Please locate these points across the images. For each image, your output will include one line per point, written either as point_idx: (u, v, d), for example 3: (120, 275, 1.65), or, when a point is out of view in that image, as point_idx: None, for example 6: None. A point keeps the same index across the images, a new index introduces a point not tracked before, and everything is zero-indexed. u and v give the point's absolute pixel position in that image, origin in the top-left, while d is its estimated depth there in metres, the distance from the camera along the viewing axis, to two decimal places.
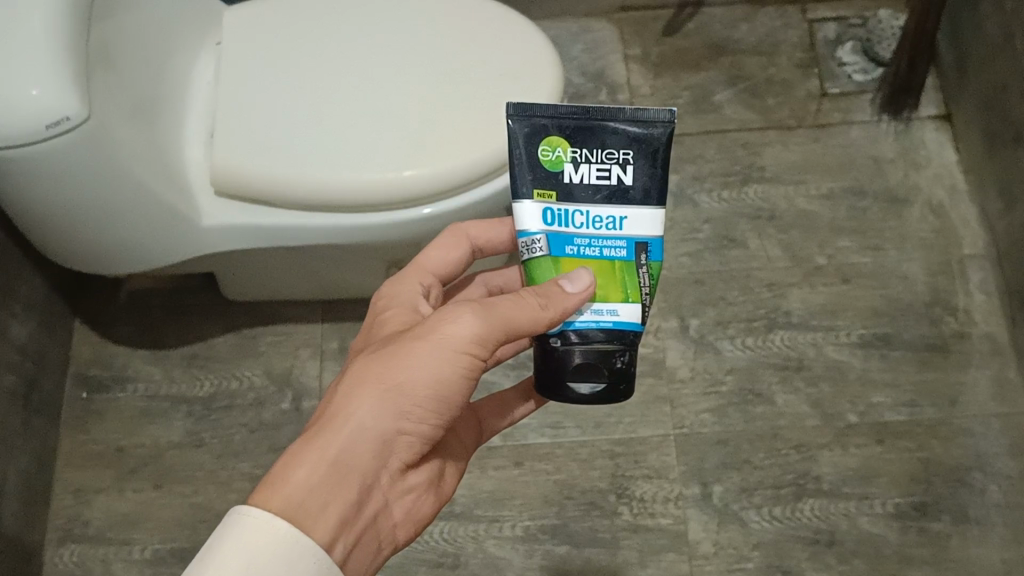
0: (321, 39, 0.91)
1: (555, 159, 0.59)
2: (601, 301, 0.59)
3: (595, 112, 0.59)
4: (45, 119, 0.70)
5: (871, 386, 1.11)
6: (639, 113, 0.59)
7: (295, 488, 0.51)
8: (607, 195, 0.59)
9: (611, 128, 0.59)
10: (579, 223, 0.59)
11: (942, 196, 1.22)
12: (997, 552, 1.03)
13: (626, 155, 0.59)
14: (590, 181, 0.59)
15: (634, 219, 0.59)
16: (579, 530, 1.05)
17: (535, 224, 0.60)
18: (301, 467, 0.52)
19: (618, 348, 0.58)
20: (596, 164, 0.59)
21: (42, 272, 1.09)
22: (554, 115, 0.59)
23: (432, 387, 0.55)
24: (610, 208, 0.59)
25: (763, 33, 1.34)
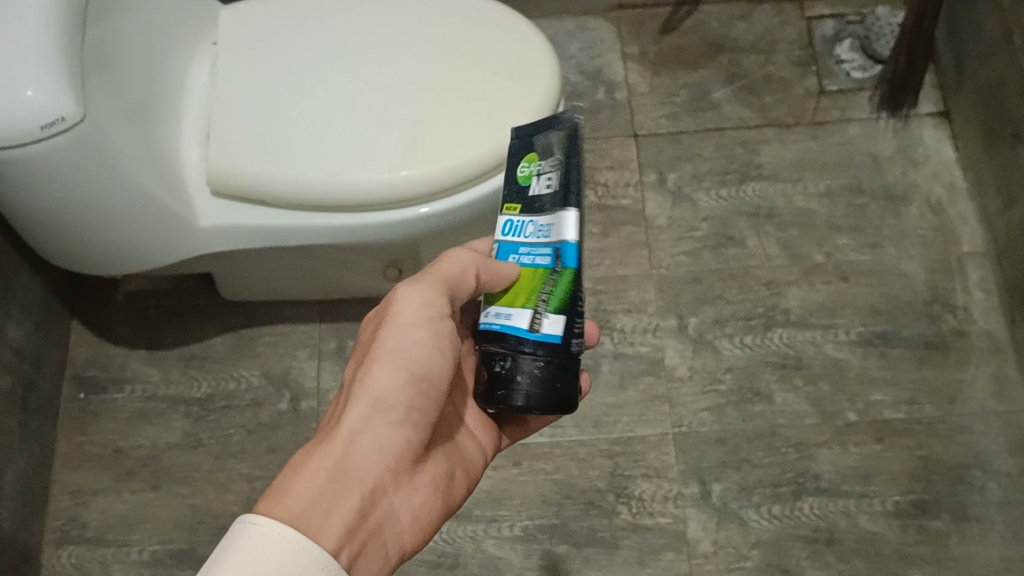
0: (317, 39, 0.90)
1: (525, 175, 0.63)
2: (505, 307, 0.58)
3: (551, 133, 0.64)
4: (40, 120, 0.70)
5: (869, 384, 1.11)
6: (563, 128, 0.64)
7: (296, 497, 0.53)
8: (545, 203, 0.61)
9: (561, 142, 0.63)
10: (524, 233, 0.61)
11: (940, 194, 1.21)
12: (997, 550, 1.02)
13: (563, 163, 0.62)
14: (539, 191, 0.62)
15: (556, 222, 0.59)
16: (578, 530, 1.05)
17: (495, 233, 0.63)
18: (301, 480, 0.54)
19: (503, 355, 0.57)
20: (546, 175, 0.62)
21: (39, 273, 1.08)
22: (531, 140, 0.65)
23: (409, 374, 0.58)
24: (544, 215, 0.60)
25: (760, 30, 1.34)
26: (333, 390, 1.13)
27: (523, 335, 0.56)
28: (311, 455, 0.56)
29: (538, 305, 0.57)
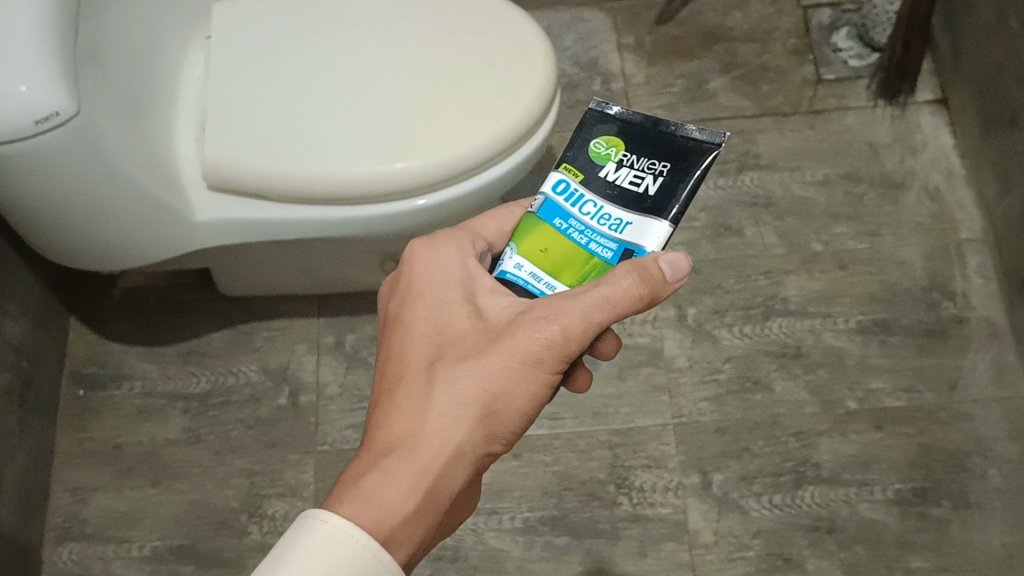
0: (313, 33, 0.90)
1: (604, 152, 0.60)
2: (545, 271, 0.57)
3: (660, 128, 0.60)
4: (33, 114, 0.69)
5: (870, 371, 1.11)
6: (698, 138, 0.59)
7: (391, 512, 0.52)
8: (628, 198, 0.58)
9: (667, 144, 0.59)
10: (587, 210, 0.58)
11: (939, 181, 1.21)
12: (999, 536, 1.02)
13: (663, 168, 0.58)
14: (621, 180, 0.58)
15: (640, 227, 0.57)
16: (579, 521, 1.05)
17: (544, 187, 0.60)
18: (392, 489, 0.53)
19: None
20: (636, 169, 0.59)
21: (36, 270, 1.08)
22: (624, 119, 0.61)
23: (517, 404, 0.56)
24: (624, 211, 0.57)
25: (756, 19, 1.33)
26: (333, 385, 1.13)
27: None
28: (403, 461, 0.54)
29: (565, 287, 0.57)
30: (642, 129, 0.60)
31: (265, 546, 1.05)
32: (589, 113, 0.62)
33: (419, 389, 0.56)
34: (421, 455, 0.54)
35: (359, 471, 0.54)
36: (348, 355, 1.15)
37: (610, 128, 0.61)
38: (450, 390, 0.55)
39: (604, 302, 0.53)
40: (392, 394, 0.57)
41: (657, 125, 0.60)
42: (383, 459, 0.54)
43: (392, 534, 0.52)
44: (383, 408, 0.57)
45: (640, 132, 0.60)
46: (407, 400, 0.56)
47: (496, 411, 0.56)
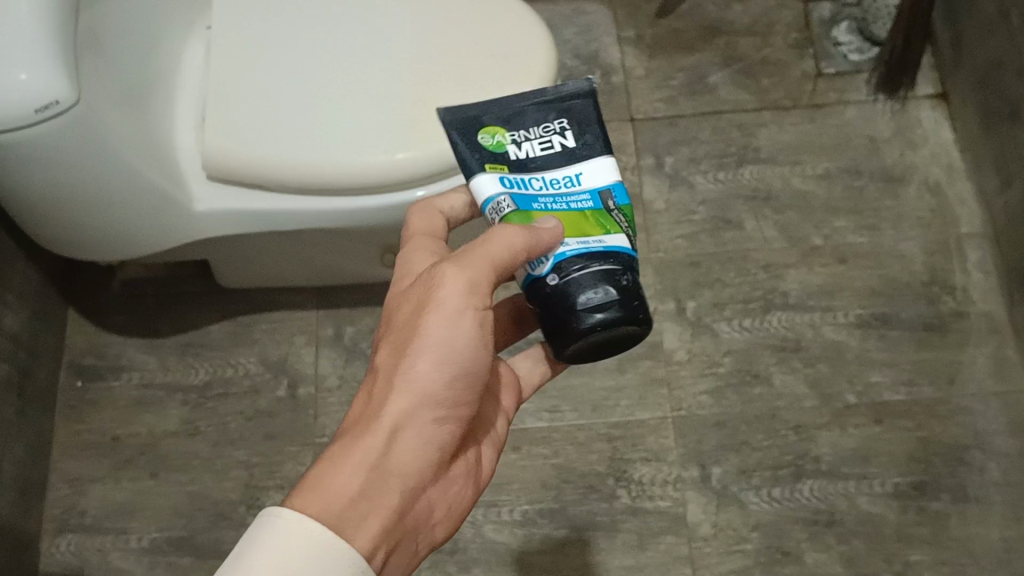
0: (313, 22, 0.90)
1: (496, 142, 0.59)
2: (577, 235, 0.57)
3: (519, 97, 0.61)
4: (33, 103, 0.69)
5: (869, 365, 1.11)
6: (562, 87, 0.61)
7: (336, 498, 0.50)
8: (560, 159, 0.59)
9: (537, 107, 0.61)
10: (538, 186, 0.58)
11: (939, 175, 1.21)
12: (998, 530, 1.02)
13: (561, 123, 0.60)
14: (537, 153, 0.59)
15: (589, 172, 0.59)
16: (577, 513, 1.05)
17: (492, 189, 0.57)
18: (337, 474, 0.51)
19: (618, 267, 0.56)
20: (537, 139, 0.59)
21: (34, 261, 1.08)
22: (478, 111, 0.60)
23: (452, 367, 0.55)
24: (564, 169, 0.59)
25: (757, 13, 1.33)
26: (331, 377, 1.13)
27: (632, 254, 0.58)
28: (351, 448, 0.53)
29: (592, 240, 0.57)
30: (506, 109, 0.60)
31: None
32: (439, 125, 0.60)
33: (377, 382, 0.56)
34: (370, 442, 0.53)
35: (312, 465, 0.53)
36: (347, 347, 1.15)
37: (476, 123, 0.60)
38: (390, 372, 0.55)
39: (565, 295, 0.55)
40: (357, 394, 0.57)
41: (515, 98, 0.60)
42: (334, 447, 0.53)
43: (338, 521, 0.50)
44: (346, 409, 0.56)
45: (509, 112, 0.60)
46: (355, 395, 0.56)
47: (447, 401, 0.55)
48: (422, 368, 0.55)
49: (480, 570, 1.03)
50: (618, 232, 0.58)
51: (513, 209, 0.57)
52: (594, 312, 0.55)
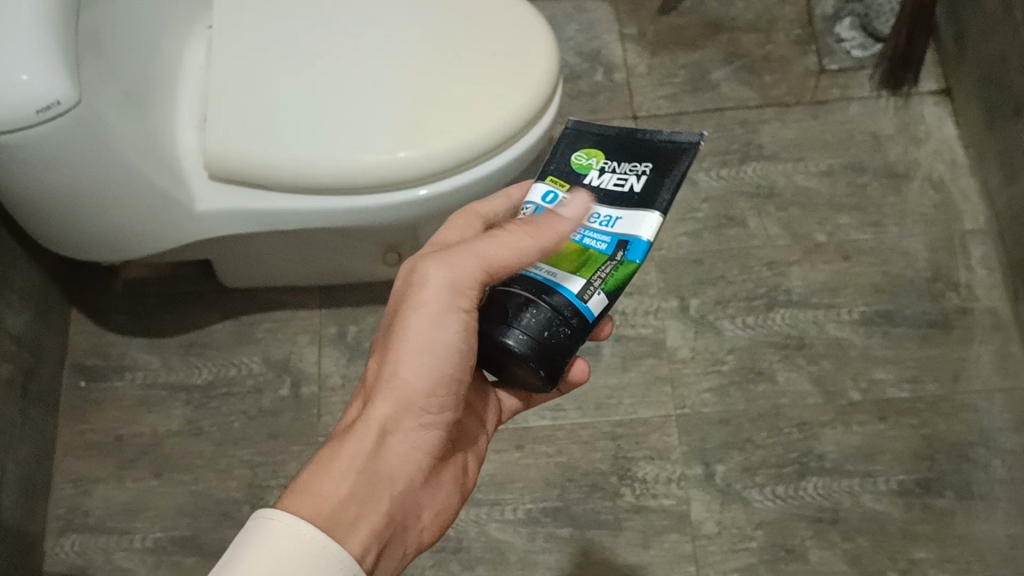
0: (315, 21, 0.89)
1: (585, 163, 0.59)
2: (547, 263, 0.55)
3: (636, 134, 0.59)
4: (35, 104, 0.69)
5: (873, 362, 1.11)
6: (676, 134, 0.58)
7: (326, 501, 0.51)
8: (616, 199, 0.57)
9: (644, 147, 0.58)
10: (574, 213, 0.57)
11: (942, 171, 1.20)
12: (1002, 527, 1.02)
13: (645, 167, 0.57)
14: (605, 185, 0.58)
15: (630, 220, 0.55)
16: (581, 512, 1.05)
17: (533, 195, 0.60)
18: (327, 478, 0.52)
19: (541, 308, 0.52)
20: (618, 173, 0.58)
21: (37, 261, 1.08)
22: (599, 133, 0.61)
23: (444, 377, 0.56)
24: (611, 209, 0.56)
25: (760, 9, 1.32)
26: (334, 376, 1.13)
27: (570, 301, 0.53)
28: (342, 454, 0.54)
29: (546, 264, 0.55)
30: (618, 140, 0.59)
31: None
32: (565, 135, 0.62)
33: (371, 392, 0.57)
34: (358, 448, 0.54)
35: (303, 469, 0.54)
36: (350, 346, 1.15)
37: (588, 141, 0.60)
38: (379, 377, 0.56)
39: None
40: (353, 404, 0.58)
41: (633, 133, 0.60)
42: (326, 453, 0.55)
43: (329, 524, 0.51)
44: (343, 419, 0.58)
45: (620, 142, 0.59)
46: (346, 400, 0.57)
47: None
48: (408, 372, 0.56)
49: (484, 569, 1.02)
50: (586, 279, 0.54)
51: (526, 216, 0.58)
52: (506, 334, 0.52)
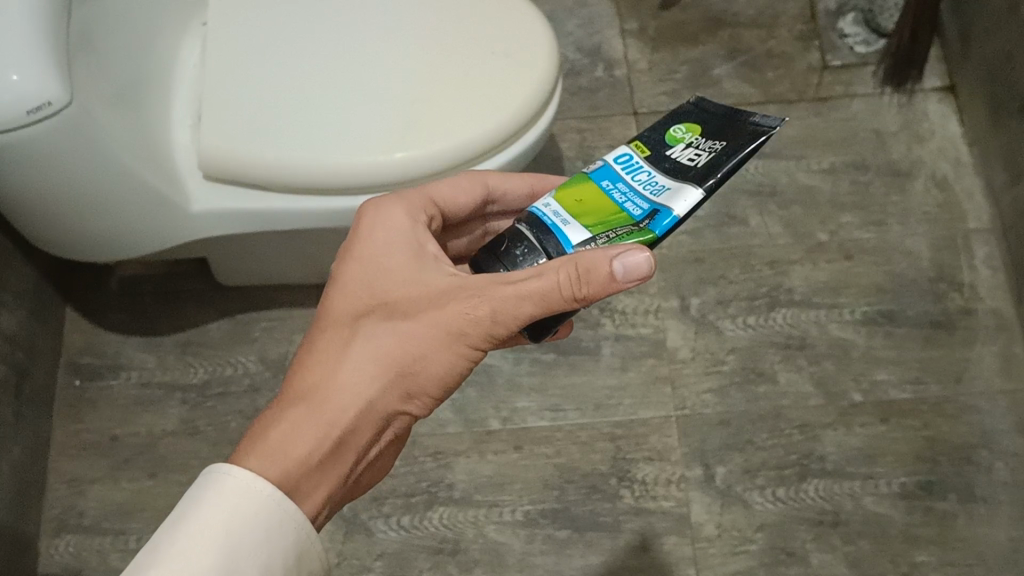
0: (312, 18, 0.88)
1: (677, 135, 0.58)
2: (569, 211, 0.54)
3: (735, 113, 0.58)
4: (25, 105, 0.68)
5: (875, 363, 1.10)
6: (762, 123, 0.56)
7: (297, 463, 0.51)
8: (679, 167, 0.55)
9: (738, 128, 0.57)
10: (636, 178, 0.56)
11: (946, 169, 1.19)
12: (1005, 531, 1.02)
13: (719, 145, 0.56)
14: (680, 155, 0.56)
15: (675, 191, 0.53)
16: (580, 514, 1.04)
17: (609, 155, 0.58)
18: (298, 439, 0.51)
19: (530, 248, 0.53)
20: (697, 147, 0.56)
21: (31, 259, 1.06)
22: (713, 109, 0.59)
23: (439, 368, 0.54)
24: (670, 177, 0.55)
25: (762, 4, 1.30)
26: None
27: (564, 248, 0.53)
28: (310, 414, 0.52)
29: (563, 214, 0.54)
30: (724, 116, 0.58)
31: None
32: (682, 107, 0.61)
33: (339, 341, 0.55)
34: (329, 410, 0.53)
35: (272, 412, 0.53)
36: None
37: (694, 116, 0.59)
38: (372, 345, 0.54)
39: (535, 295, 0.50)
40: (312, 343, 0.55)
41: (735, 114, 0.58)
42: (290, 408, 0.53)
43: (298, 486, 0.51)
44: (300, 355, 0.55)
45: (719, 122, 0.58)
46: (327, 346, 0.54)
47: (413, 374, 0.54)
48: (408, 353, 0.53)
49: (482, 571, 1.02)
50: (595, 234, 0.53)
51: (586, 171, 0.58)
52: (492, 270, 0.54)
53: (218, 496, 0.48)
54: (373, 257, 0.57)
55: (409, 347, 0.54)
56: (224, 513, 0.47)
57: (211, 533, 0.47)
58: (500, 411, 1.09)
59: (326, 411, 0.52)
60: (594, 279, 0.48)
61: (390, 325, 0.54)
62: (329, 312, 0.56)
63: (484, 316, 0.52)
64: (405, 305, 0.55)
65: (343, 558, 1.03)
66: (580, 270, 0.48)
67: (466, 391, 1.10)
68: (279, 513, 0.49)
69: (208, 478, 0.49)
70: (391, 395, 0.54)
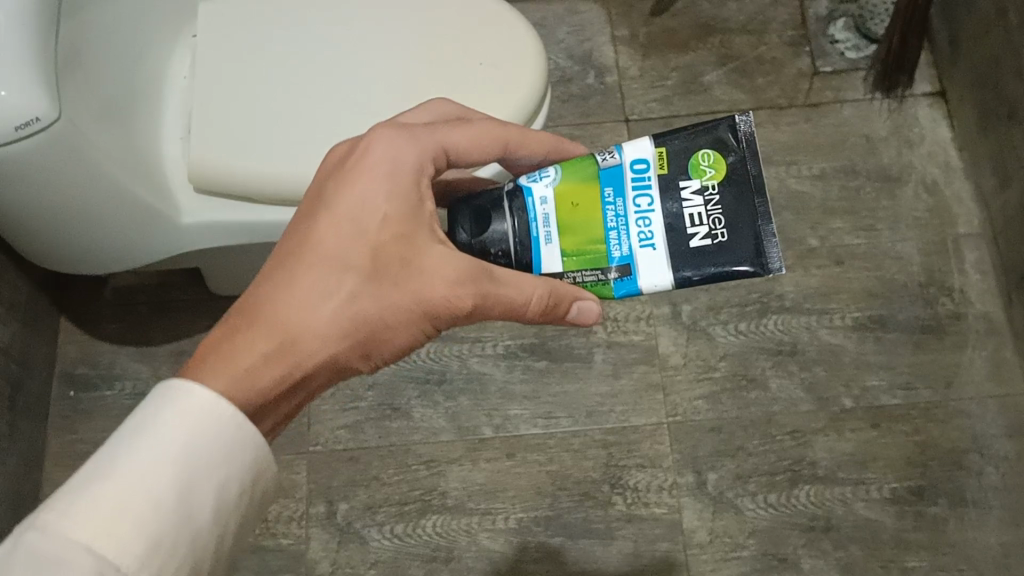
0: (302, 30, 0.88)
1: (701, 170, 0.58)
2: (558, 225, 0.58)
3: (760, 197, 0.57)
4: (14, 121, 0.68)
5: (866, 369, 1.10)
6: (768, 246, 0.57)
7: (256, 401, 0.47)
8: (675, 226, 0.57)
9: (748, 216, 0.57)
10: (638, 205, 0.58)
11: (936, 174, 1.20)
12: (995, 535, 1.02)
13: (720, 232, 0.57)
14: (687, 207, 0.57)
15: (654, 262, 0.57)
16: (572, 521, 1.05)
17: (629, 152, 0.59)
18: (263, 375, 0.48)
19: (504, 256, 0.57)
20: (704, 213, 0.57)
21: (24, 271, 1.07)
22: (748, 163, 0.58)
23: (394, 337, 0.54)
24: (662, 233, 0.57)
25: (752, 10, 1.30)
26: None
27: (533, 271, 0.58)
28: (282, 355, 0.49)
29: (552, 223, 0.58)
30: (751, 185, 0.57)
31: (257, 547, 1.04)
32: (737, 119, 0.59)
33: (323, 280, 0.50)
34: (299, 350, 0.49)
35: (237, 335, 0.48)
36: None
37: (732, 155, 0.58)
38: (354, 297, 0.51)
39: (509, 305, 0.55)
40: (286, 265, 0.50)
41: (758, 196, 0.57)
42: (257, 336, 0.48)
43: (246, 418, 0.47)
44: (270, 276, 0.50)
45: (744, 183, 0.57)
46: (307, 278, 0.50)
47: (373, 339, 0.53)
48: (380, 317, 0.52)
49: None
50: (565, 268, 0.58)
51: (597, 165, 0.59)
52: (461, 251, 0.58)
53: (179, 416, 0.43)
54: (372, 194, 0.52)
55: (385, 314, 0.52)
56: (189, 437, 0.43)
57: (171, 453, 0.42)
58: (492, 419, 1.09)
59: (297, 360, 0.49)
60: (556, 310, 0.56)
61: (375, 281, 0.52)
62: (311, 238, 0.51)
63: (461, 304, 0.53)
64: (392, 266, 0.52)
65: (337, 567, 1.04)
66: (555, 299, 0.56)
67: (459, 399, 1.10)
68: (250, 447, 0.46)
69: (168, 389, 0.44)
70: (348, 354, 0.52)
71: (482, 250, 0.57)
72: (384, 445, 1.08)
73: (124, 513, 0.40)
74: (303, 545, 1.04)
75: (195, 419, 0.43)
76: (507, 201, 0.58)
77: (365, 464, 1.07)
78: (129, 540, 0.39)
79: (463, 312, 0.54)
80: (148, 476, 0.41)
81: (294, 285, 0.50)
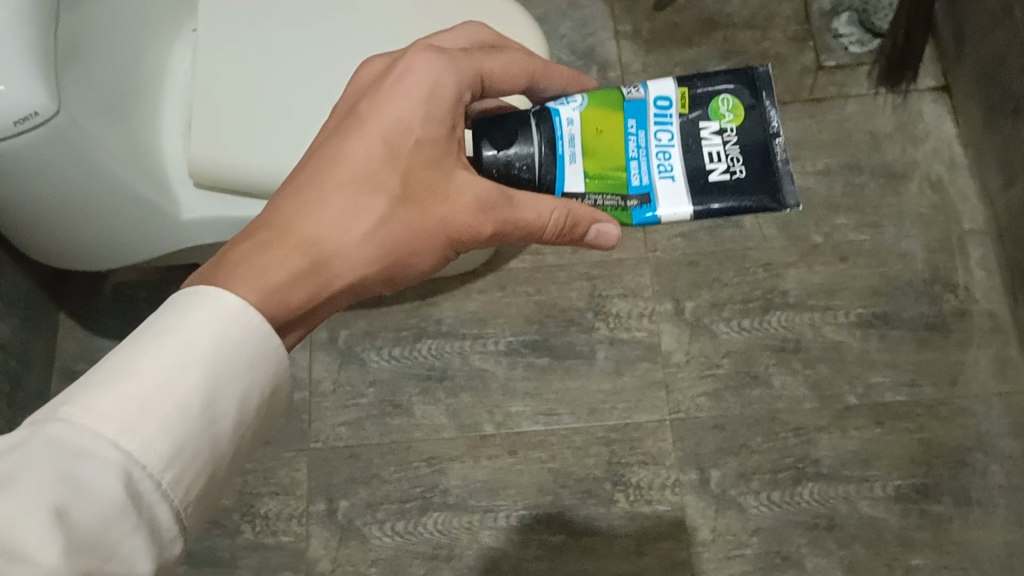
0: (302, 25, 0.87)
1: (720, 112, 0.59)
2: (583, 145, 0.58)
3: (775, 140, 0.59)
4: (13, 115, 0.67)
5: (870, 366, 1.09)
6: (785, 186, 0.58)
7: (290, 313, 0.48)
8: (694, 159, 0.59)
9: (763, 155, 0.59)
10: (659, 137, 0.59)
11: (941, 171, 1.19)
12: (1000, 534, 1.02)
13: (740, 169, 0.58)
14: (706, 143, 0.59)
15: (671, 194, 0.58)
16: (575, 519, 1.04)
17: (653, 89, 0.60)
18: (300, 291, 0.48)
19: (529, 170, 0.57)
20: (724, 149, 0.59)
21: (24, 267, 1.06)
22: (764, 108, 0.60)
23: (413, 257, 0.55)
24: (681, 167, 0.58)
25: (756, 4, 1.29)
26: (326, 381, 1.11)
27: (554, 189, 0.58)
28: (316, 269, 0.50)
29: (577, 141, 0.58)
30: (767, 127, 0.59)
31: (258, 545, 1.04)
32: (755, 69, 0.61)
33: (356, 197, 0.51)
34: (331, 267, 0.50)
35: (276, 245, 0.48)
36: (341, 350, 1.12)
37: (750, 100, 0.60)
38: (382, 218, 0.52)
39: (528, 230, 0.57)
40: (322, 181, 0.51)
41: (774, 138, 0.59)
42: (295, 249, 0.49)
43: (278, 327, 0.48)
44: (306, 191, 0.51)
45: (760, 125, 0.59)
46: (341, 196, 0.51)
47: (394, 257, 0.54)
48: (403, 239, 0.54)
49: None
50: (586, 187, 0.58)
51: (622, 96, 0.60)
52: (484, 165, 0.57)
53: (215, 314, 0.42)
54: (407, 114, 0.53)
55: (407, 233, 0.54)
56: (212, 328, 0.42)
57: (203, 353, 0.41)
58: (494, 416, 1.08)
59: (331, 273, 0.51)
60: (574, 232, 0.57)
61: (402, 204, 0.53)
62: (345, 154, 0.52)
63: (486, 226, 0.56)
64: (420, 190, 0.54)
65: (338, 564, 1.03)
66: (574, 227, 0.57)
67: (460, 396, 1.09)
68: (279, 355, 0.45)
69: (203, 292, 0.43)
70: (372, 272, 0.54)
71: (506, 164, 0.57)
72: (386, 442, 1.08)
73: (152, 407, 0.38)
74: (303, 542, 1.04)
75: (214, 315, 0.42)
76: (532, 117, 0.58)
77: (366, 461, 1.07)
78: (152, 436, 0.38)
79: (486, 234, 0.56)
80: (170, 369, 0.40)
81: (328, 202, 0.51)
